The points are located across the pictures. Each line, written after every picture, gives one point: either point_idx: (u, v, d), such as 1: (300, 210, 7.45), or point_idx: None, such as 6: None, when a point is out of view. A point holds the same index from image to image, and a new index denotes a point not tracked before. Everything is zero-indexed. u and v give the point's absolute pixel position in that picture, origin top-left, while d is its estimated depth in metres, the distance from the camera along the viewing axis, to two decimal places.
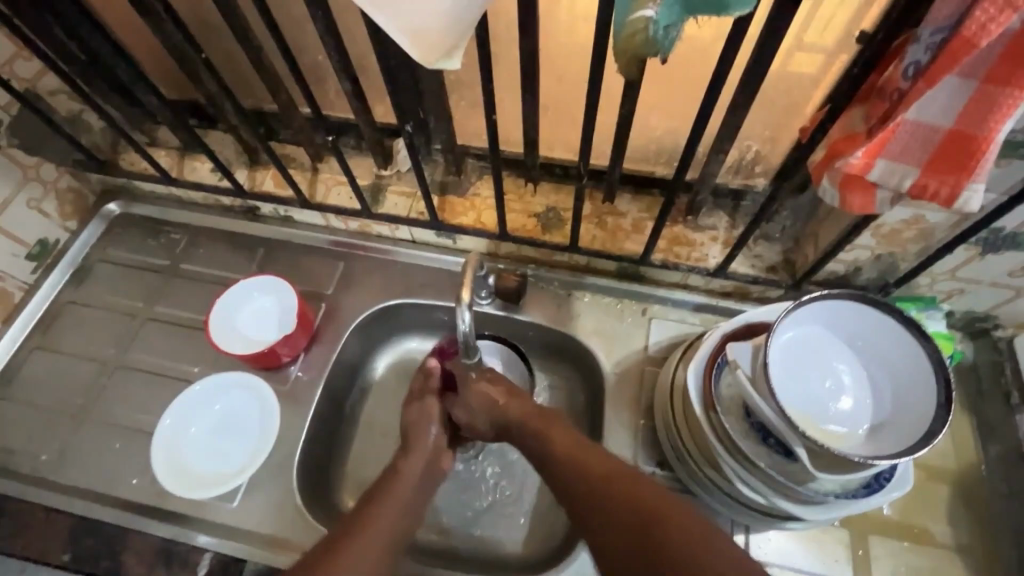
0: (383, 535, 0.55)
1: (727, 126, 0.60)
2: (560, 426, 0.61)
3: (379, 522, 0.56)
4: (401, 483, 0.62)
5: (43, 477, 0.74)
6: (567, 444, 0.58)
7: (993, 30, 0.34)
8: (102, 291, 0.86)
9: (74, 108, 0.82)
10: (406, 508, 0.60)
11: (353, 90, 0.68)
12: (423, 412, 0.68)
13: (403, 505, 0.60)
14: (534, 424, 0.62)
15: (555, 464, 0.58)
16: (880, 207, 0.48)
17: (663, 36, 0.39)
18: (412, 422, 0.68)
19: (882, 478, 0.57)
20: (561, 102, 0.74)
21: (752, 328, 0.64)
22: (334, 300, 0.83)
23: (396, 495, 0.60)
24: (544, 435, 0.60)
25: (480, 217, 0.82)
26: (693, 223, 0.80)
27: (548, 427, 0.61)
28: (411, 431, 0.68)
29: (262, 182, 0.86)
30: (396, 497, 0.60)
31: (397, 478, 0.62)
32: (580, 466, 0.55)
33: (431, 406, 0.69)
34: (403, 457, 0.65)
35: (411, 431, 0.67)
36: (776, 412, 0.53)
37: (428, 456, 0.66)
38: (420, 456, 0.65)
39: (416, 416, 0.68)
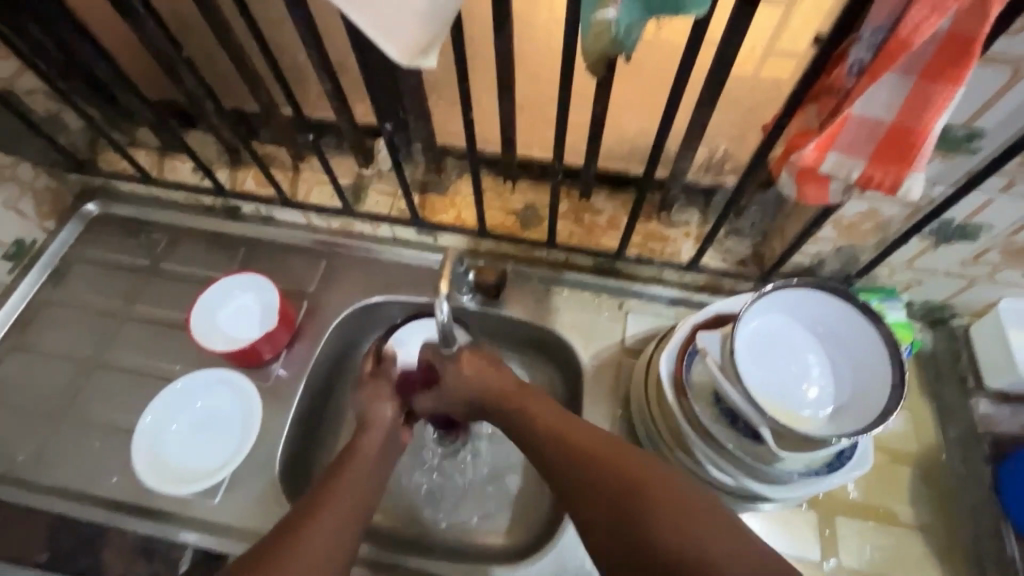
0: (347, 505, 0.57)
1: (694, 124, 0.63)
2: (531, 403, 0.61)
3: (343, 491, 0.58)
4: (364, 458, 0.62)
5: (20, 478, 0.74)
6: (550, 423, 0.58)
7: (925, 31, 0.37)
8: (81, 291, 0.86)
9: (52, 108, 0.82)
10: (375, 474, 0.62)
11: (332, 88, 0.69)
12: (380, 392, 0.68)
13: (369, 475, 0.61)
14: (504, 406, 0.62)
15: (531, 439, 0.59)
16: (834, 197, 0.51)
17: (625, 35, 0.41)
18: (370, 403, 0.67)
19: (844, 456, 0.59)
20: (537, 101, 0.76)
21: (720, 318, 0.66)
22: (316, 298, 0.84)
23: (356, 470, 0.61)
24: (521, 417, 0.60)
25: (459, 214, 0.84)
26: (667, 219, 0.82)
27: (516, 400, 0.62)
28: (367, 409, 0.67)
29: (244, 181, 0.87)
30: (360, 468, 0.61)
31: (357, 450, 0.63)
32: (557, 453, 0.56)
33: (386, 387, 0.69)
34: (363, 433, 0.64)
35: (367, 412, 0.66)
36: (743, 395, 0.56)
37: (388, 431, 0.66)
38: (381, 432, 0.65)
39: (372, 397, 0.68)
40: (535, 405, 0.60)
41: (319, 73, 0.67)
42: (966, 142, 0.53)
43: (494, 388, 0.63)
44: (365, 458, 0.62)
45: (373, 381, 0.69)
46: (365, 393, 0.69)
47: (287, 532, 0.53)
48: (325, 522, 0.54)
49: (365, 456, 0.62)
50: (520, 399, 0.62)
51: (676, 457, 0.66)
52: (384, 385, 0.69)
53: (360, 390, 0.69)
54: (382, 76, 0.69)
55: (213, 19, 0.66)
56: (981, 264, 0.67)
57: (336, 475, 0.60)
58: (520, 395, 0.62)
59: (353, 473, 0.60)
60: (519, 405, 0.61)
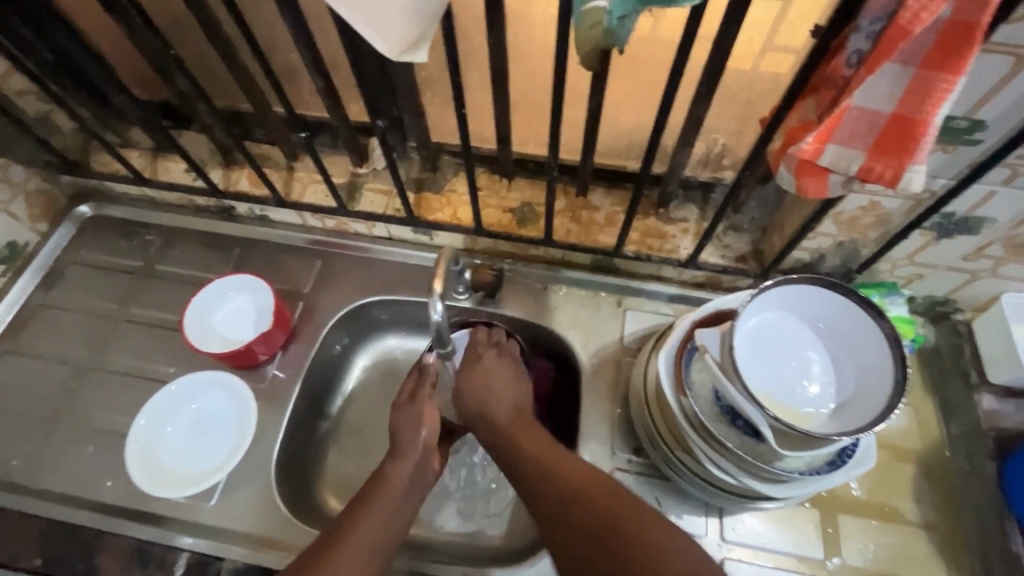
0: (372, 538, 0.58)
1: (692, 119, 0.62)
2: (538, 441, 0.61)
3: (366, 535, 0.58)
4: (391, 489, 0.62)
5: (15, 482, 0.73)
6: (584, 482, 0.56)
7: (926, 18, 0.36)
8: (74, 294, 0.85)
9: (43, 108, 0.81)
10: (402, 512, 0.61)
11: (325, 85, 0.68)
12: (415, 416, 0.67)
13: (394, 512, 0.61)
14: (510, 438, 0.62)
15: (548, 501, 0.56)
16: (834, 190, 0.50)
17: (619, 26, 0.40)
18: (404, 429, 0.66)
19: (846, 454, 0.58)
20: (533, 97, 0.74)
21: (721, 315, 0.65)
22: (311, 299, 0.83)
23: (383, 501, 0.61)
24: (544, 475, 0.57)
25: (455, 212, 0.83)
26: (665, 216, 0.82)
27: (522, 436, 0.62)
28: (401, 431, 0.66)
29: (237, 182, 0.86)
30: (382, 506, 0.60)
31: (384, 484, 0.62)
32: (540, 469, 0.58)
33: (424, 409, 0.67)
34: (391, 463, 0.64)
35: (401, 436, 0.66)
36: (743, 393, 0.55)
37: (420, 457, 0.64)
38: (411, 460, 0.64)
39: (409, 420, 0.67)
40: (553, 459, 0.59)
41: (312, 70, 0.66)
42: (968, 133, 0.52)
43: (501, 421, 0.64)
44: (393, 495, 0.61)
45: (411, 402, 0.68)
46: (399, 416, 0.67)
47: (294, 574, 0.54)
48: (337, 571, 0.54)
49: (388, 490, 0.62)
50: (525, 437, 0.62)
51: (676, 455, 0.65)
52: (423, 406, 0.67)
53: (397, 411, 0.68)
54: (374, 72, 0.68)
55: (202, 18, 0.65)
56: (984, 258, 0.66)
57: (357, 514, 0.59)
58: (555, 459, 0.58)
59: (380, 503, 0.60)
60: (546, 460, 0.58)
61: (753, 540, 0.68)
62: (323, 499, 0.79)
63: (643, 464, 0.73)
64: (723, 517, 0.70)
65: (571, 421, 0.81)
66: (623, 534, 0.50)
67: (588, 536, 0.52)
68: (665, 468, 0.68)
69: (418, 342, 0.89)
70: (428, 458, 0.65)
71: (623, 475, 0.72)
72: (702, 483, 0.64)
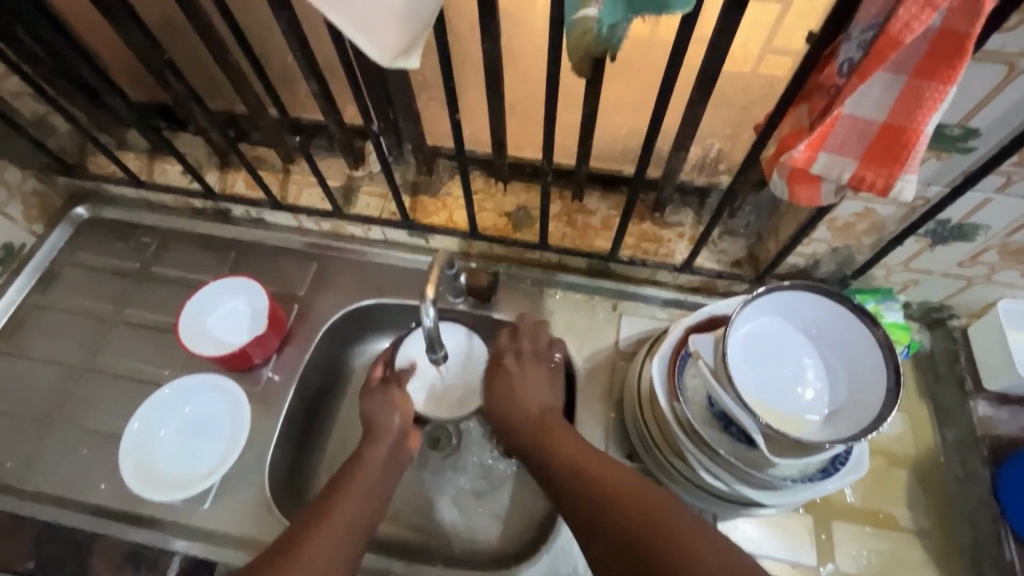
0: (348, 520, 0.58)
1: (686, 125, 0.62)
2: (569, 441, 0.60)
3: (338, 518, 0.57)
4: (367, 473, 0.62)
5: (10, 485, 0.73)
6: (625, 486, 0.54)
7: (916, 28, 0.36)
8: (70, 295, 0.85)
9: (40, 110, 0.81)
10: (375, 495, 0.61)
11: (320, 89, 0.69)
12: (388, 400, 0.68)
13: (368, 495, 0.61)
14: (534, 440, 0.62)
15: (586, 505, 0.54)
16: (826, 198, 0.50)
17: (609, 33, 0.40)
18: (377, 413, 0.67)
19: (838, 462, 0.58)
20: (528, 101, 0.74)
21: (714, 321, 0.65)
22: (307, 302, 0.84)
23: (358, 485, 0.61)
24: (582, 478, 0.56)
25: (451, 216, 0.83)
26: (660, 220, 0.81)
27: (558, 437, 0.61)
28: (375, 418, 0.67)
29: (233, 184, 0.86)
30: (359, 489, 0.61)
31: (360, 467, 0.62)
32: (570, 470, 0.57)
33: (397, 395, 0.69)
34: (368, 446, 0.64)
35: (375, 419, 0.67)
36: (736, 400, 0.55)
37: (394, 440, 0.65)
38: (386, 443, 0.65)
39: (382, 406, 0.68)
40: (596, 461, 0.57)
41: (306, 73, 0.66)
42: (961, 140, 0.52)
43: (529, 416, 0.64)
44: (367, 479, 0.62)
45: (383, 387, 0.69)
46: (372, 399, 0.69)
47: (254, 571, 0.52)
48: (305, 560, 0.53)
49: (366, 472, 0.62)
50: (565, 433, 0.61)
51: (669, 461, 0.65)
52: (394, 391, 0.69)
53: (371, 396, 0.69)
54: (370, 77, 0.68)
55: (197, 22, 0.64)
56: (979, 264, 0.66)
57: (329, 500, 0.59)
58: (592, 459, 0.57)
59: (358, 486, 0.61)
60: (574, 457, 0.58)
61: (747, 546, 0.68)
62: None
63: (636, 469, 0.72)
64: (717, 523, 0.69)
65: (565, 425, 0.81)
66: (652, 533, 0.49)
67: (628, 543, 0.50)
68: (659, 473, 0.68)
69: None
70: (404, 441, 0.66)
71: None
72: (695, 490, 0.64)
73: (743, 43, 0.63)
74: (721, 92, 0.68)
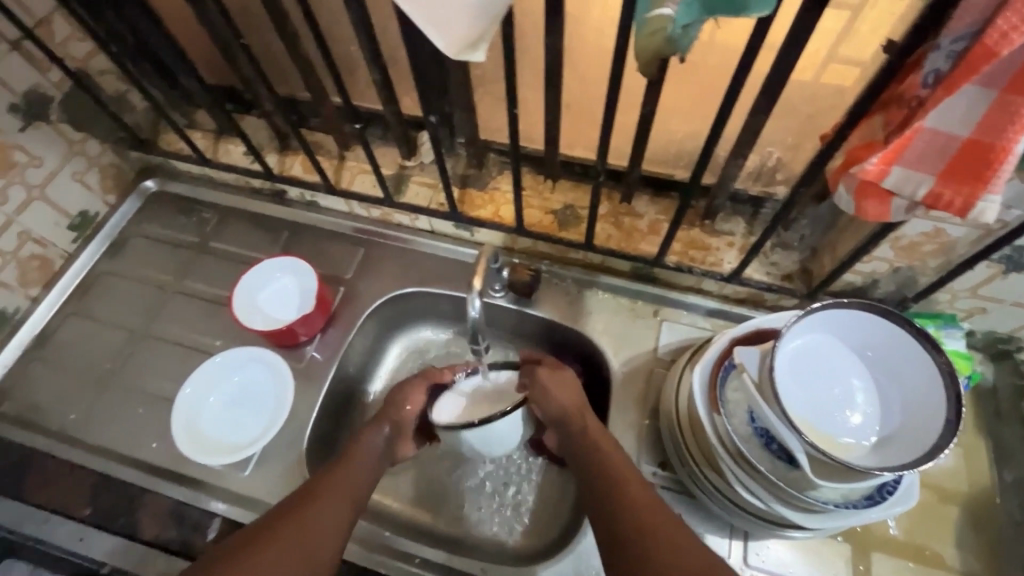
0: (338, 498, 0.60)
1: (747, 131, 0.61)
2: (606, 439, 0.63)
3: (329, 493, 0.60)
4: (366, 450, 0.66)
5: (72, 436, 0.78)
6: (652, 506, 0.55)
7: (1015, 40, 0.34)
8: (136, 263, 0.90)
9: (121, 88, 0.87)
10: (353, 494, 0.61)
11: (381, 78, 0.70)
12: (405, 394, 0.70)
13: (347, 493, 0.61)
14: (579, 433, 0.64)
15: (627, 547, 0.53)
16: (895, 215, 0.48)
17: (681, 35, 0.40)
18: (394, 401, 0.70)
19: (885, 490, 0.55)
20: (585, 101, 0.74)
21: (761, 334, 0.63)
22: (352, 285, 0.86)
23: (354, 461, 0.64)
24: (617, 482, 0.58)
25: (497, 210, 0.83)
26: (710, 228, 0.80)
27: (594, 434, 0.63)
28: (394, 400, 0.70)
29: (291, 167, 0.89)
30: (355, 465, 0.63)
31: (359, 444, 0.66)
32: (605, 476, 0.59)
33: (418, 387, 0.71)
34: (372, 426, 0.68)
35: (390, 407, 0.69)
36: (780, 416, 0.53)
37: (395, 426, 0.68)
38: (385, 427, 0.68)
39: (399, 394, 0.70)
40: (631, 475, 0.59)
41: (370, 62, 0.68)
42: None
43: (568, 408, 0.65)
44: (350, 477, 0.62)
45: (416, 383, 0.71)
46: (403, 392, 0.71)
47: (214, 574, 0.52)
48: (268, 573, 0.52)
49: (367, 447, 0.66)
50: (617, 462, 0.60)
51: (703, 472, 0.64)
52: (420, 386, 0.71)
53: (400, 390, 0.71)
54: (430, 68, 0.69)
55: (271, 8, 0.67)
56: None
57: (315, 490, 0.60)
58: (652, 507, 0.55)
59: (351, 459, 0.64)
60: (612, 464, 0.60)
61: (778, 568, 0.66)
62: None
63: (668, 478, 0.71)
64: (748, 541, 0.68)
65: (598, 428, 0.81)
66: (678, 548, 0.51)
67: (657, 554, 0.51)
68: (690, 484, 0.67)
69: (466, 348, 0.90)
70: (396, 445, 0.69)
71: None
72: (729, 505, 0.63)
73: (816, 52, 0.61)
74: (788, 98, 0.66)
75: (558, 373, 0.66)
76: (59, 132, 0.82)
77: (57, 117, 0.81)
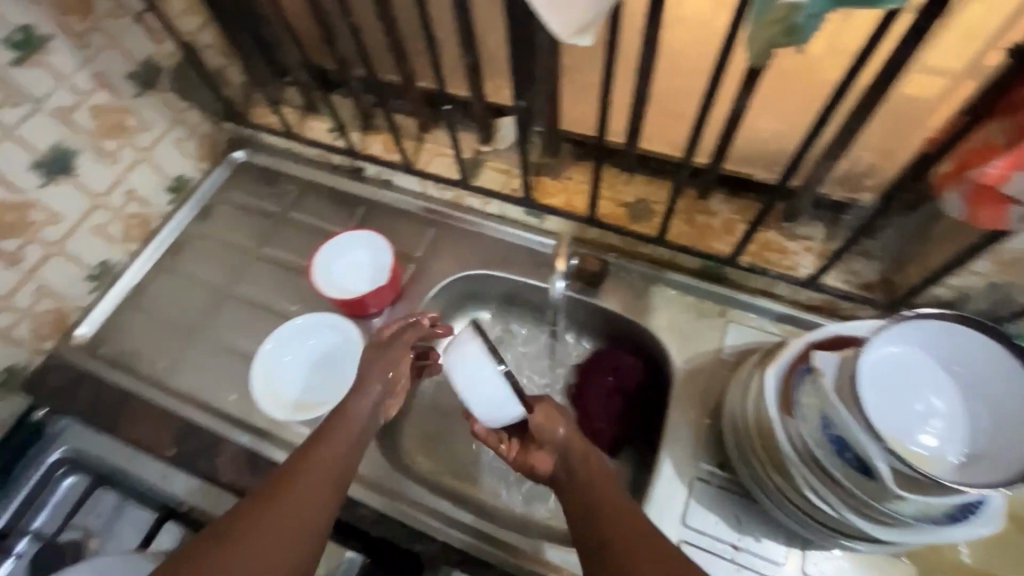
0: (328, 473, 0.60)
1: (845, 132, 0.59)
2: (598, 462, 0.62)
3: (320, 466, 0.60)
4: (352, 416, 0.65)
5: (159, 382, 0.84)
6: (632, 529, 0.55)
7: None
8: (223, 228, 0.96)
9: (222, 62, 0.92)
10: (339, 471, 0.61)
11: (472, 62, 0.72)
12: (382, 359, 0.70)
13: (336, 466, 0.61)
14: (574, 453, 0.63)
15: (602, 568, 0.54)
16: (1010, 223, 0.51)
17: (806, 23, 0.40)
18: (373, 363, 0.69)
19: (967, 510, 0.54)
20: (672, 94, 0.72)
21: (840, 340, 0.62)
22: (421, 263, 0.89)
23: (342, 431, 0.64)
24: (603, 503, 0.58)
25: (570, 200, 0.86)
26: (787, 231, 0.79)
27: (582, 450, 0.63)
28: (369, 367, 0.69)
29: (371, 146, 0.94)
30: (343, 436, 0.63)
31: (345, 414, 0.65)
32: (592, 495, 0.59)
33: (398, 354, 0.70)
34: (356, 394, 0.66)
35: (368, 372, 0.68)
36: (861, 423, 0.52)
37: (378, 394, 0.67)
38: (372, 393, 0.67)
39: (380, 361, 0.69)
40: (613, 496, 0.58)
41: (463, 47, 0.70)
42: None
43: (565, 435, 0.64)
44: (335, 451, 0.62)
45: (391, 350, 0.70)
46: (376, 356, 0.70)
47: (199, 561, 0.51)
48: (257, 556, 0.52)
49: (354, 414, 0.65)
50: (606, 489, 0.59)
51: (769, 476, 0.63)
52: (399, 354, 0.70)
53: (376, 354, 0.70)
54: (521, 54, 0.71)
55: None
56: None
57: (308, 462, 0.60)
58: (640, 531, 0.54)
59: (338, 430, 0.63)
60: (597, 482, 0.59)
61: None
62: (406, 454, 0.83)
63: (726, 479, 0.71)
64: (807, 550, 0.66)
65: (654, 422, 0.81)
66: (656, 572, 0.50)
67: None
68: (752, 487, 0.66)
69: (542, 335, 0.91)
70: (385, 404, 0.69)
71: (703, 485, 0.71)
72: (794, 511, 0.62)
73: (943, 67, 0.57)
74: (899, 113, 0.62)
75: (548, 413, 0.64)
76: (166, 100, 0.88)
77: (166, 86, 0.87)
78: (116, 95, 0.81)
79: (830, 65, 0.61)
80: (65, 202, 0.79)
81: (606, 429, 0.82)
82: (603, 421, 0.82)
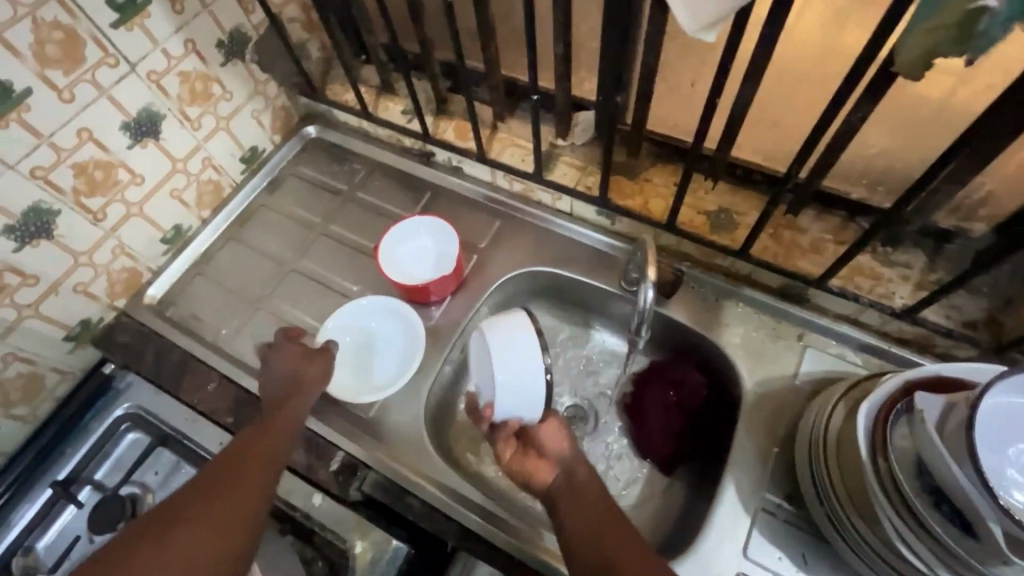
0: (267, 462, 0.64)
1: (977, 156, 0.54)
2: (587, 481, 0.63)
3: (261, 457, 0.64)
4: (288, 412, 0.70)
5: (221, 350, 0.85)
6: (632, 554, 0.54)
7: None
8: (290, 202, 0.97)
9: (304, 37, 0.92)
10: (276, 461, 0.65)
11: (564, 52, 0.69)
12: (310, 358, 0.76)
13: (274, 457, 0.65)
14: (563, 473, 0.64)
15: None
16: None
17: None
18: (309, 365, 0.75)
19: None
20: (775, 99, 0.67)
21: (944, 381, 0.56)
22: (485, 255, 0.87)
23: (279, 424, 0.68)
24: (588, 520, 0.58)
25: (647, 202, 0.80)
26: (883, 256, 0.73)
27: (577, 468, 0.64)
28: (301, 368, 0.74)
29: (444, 130, 0.90)
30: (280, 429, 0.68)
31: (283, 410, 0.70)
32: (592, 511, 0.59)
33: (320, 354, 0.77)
34: (295, 393, 0.72)
35: (308, 373, 0.74)
36: (970, 477, 0.47)
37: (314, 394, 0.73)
38: (313, 393, 0.73)
39: (313, 363, 0.75)
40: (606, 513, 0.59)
41: (557, 36, 0.67)
42: None
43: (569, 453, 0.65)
44: (272, 442, 0.66)
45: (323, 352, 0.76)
46: (307, 359, 0.75)
47: (148, 539, 0.54)
48: (200, 537, 0.55)
49: (292, 411, 0.70)
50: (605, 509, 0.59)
51: (849, 517, 0.59)
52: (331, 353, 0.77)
53: (302, 356, 0.76)
54: None
55: None
56: None
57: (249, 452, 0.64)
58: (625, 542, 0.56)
59: (278, 425, 0.68)
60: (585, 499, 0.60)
61: None
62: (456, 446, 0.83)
63: (793, 514, 0.67)
64: None
65: (715, 443, 0.77)
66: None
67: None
68: (825, 527, 0.62)
69: (609, 338, 0.89)
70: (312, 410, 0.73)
71: (767, 516, 0.67)
72: (875, 558, 0.58)
73: None
74: None
75: (553, 424, 0.67)
76: (249, 71, 0.89)
77: (250, 57, 0.88)
78: (204, 63, 0.82)
79: (964, 80, 0.55)
80: (148, 165, 0.81)
81: (662, 444, 0.79)
82: (660, 435, 0.79)
